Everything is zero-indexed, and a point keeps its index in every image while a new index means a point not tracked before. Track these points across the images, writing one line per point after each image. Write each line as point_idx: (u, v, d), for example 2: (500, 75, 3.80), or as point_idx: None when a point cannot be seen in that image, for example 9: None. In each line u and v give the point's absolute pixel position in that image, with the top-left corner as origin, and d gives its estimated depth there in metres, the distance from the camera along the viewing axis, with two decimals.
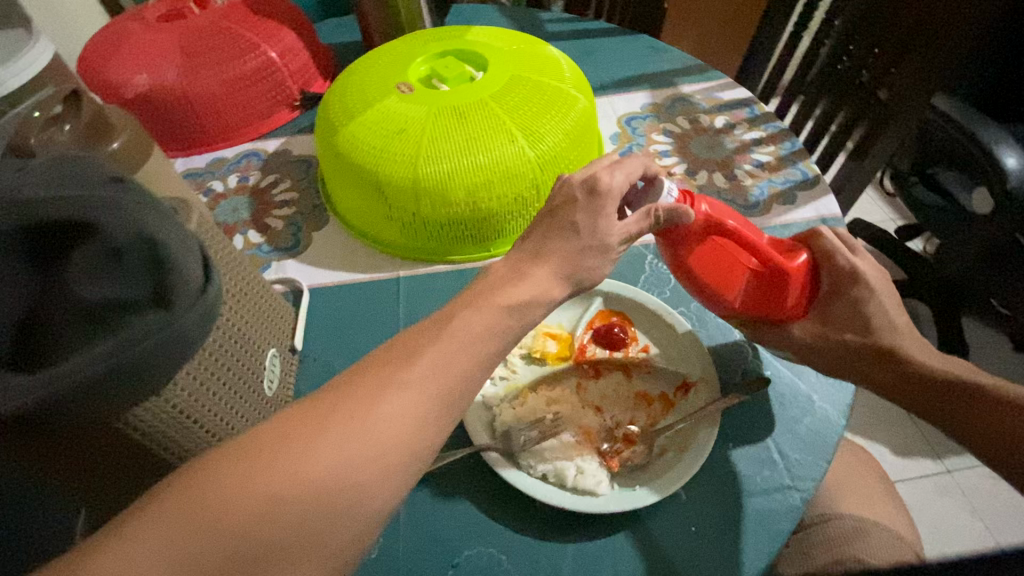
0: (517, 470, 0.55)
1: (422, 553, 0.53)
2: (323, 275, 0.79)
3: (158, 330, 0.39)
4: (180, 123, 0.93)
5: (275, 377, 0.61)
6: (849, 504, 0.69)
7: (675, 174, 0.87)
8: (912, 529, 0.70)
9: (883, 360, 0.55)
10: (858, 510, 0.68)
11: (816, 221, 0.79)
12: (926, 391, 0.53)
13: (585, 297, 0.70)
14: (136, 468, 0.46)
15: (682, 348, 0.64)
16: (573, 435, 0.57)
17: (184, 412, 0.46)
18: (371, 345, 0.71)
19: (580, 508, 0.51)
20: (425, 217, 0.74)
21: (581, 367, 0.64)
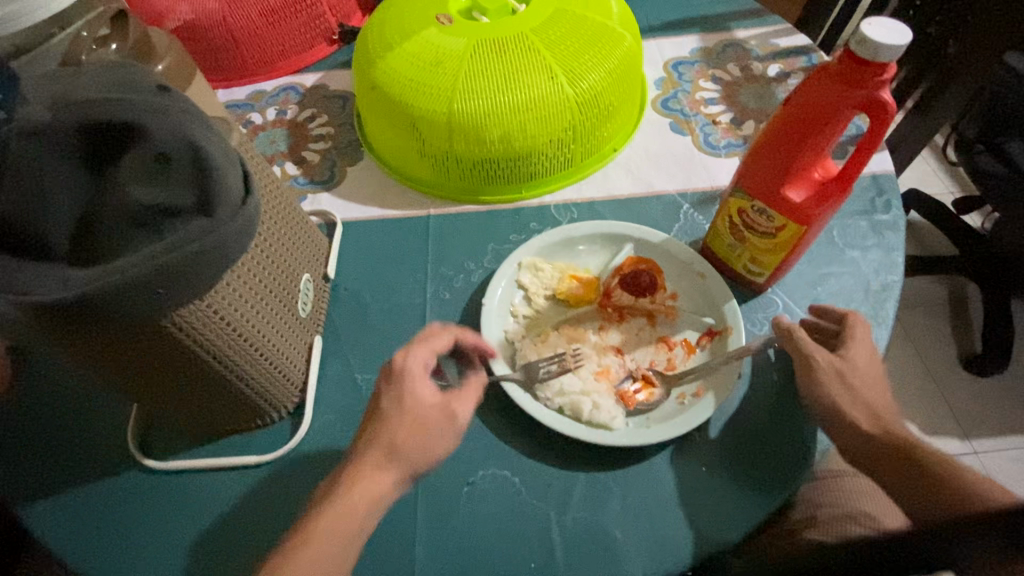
0: (534, 401, 0.56)
1: (440, 472, 0.56)
2: (355, 208, 0.79)
3: (201, 237, 0.41)
4: (221, 54, 0.93)
5: (308, 302, 0.64)
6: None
7: (719, 124, 0.83)
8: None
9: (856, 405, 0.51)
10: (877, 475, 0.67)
11: (867, 178, 0.75)
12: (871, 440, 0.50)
13: (614, 242, 0.69)
14: (181, 371, 0.50)
15: (710, 296, 0.63)
16: (592, 371, 0.59)
17: (225, 320, 0.49)
18: (399, 277, 0.72)
19: (594, 439, 0.53)
20: (457, 155, 0.74)
21: (605, 310, 0.65)
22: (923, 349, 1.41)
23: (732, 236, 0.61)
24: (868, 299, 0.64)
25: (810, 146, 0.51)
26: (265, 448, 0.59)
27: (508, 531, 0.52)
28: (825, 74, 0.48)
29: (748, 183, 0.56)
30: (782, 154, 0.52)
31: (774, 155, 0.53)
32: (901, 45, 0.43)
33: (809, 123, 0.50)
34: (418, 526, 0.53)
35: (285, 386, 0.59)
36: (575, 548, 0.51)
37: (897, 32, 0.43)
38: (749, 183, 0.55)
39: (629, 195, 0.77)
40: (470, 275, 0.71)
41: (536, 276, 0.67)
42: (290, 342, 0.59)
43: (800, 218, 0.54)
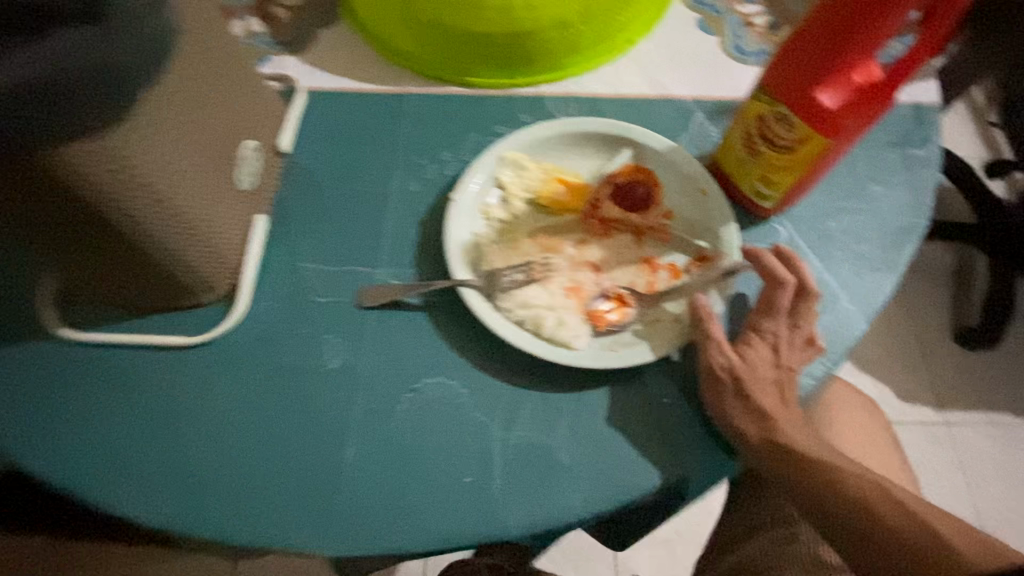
0: (493, 310, 0.50)
1: (381, 374, 0.51)
2: (322, 78, 0.69)
3: (84, 49, 0.33)
4: None
5: (252, 172, 0.56)
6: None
7: (754, 26, 0.71)
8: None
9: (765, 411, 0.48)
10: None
11: (909, 107, 0.65)
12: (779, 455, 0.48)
13: (611, 146, 0.60)
14: (85, 224, 0.43)
15: (709, 217, 0.56)
16: (563, 287, 0.53)
17: (134, 171, 0.41)
18: (362, 160, 0.62)
19: (551, 357, 0.48)
20: (444, 23, 0.62)
21: (589, 222, 0.56)
22: (918, 317, 1.36)
23: (743, 149, 0.53)
24: (882, 241, 0.57)
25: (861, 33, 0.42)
26: (194, 329, 0.54)
27: (446, 443, 0.48)
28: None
29: (773, 80, 0.47)
30: (822, 43, 0.44)
31: (811, 45, 0.44)
32: None
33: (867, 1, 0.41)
34: (351, 427, 0.49)
35: (218, 263, 0.52)
36: (517, 467, 0.47)
37: None
38: (775, 81, 0.47)
39: (637, 96, 0.66)
40: (443, 166, 0.62)
41: (517, 175, 0.58)
42: (224, 215, 0.52)
43: (827, 128, 0.46)
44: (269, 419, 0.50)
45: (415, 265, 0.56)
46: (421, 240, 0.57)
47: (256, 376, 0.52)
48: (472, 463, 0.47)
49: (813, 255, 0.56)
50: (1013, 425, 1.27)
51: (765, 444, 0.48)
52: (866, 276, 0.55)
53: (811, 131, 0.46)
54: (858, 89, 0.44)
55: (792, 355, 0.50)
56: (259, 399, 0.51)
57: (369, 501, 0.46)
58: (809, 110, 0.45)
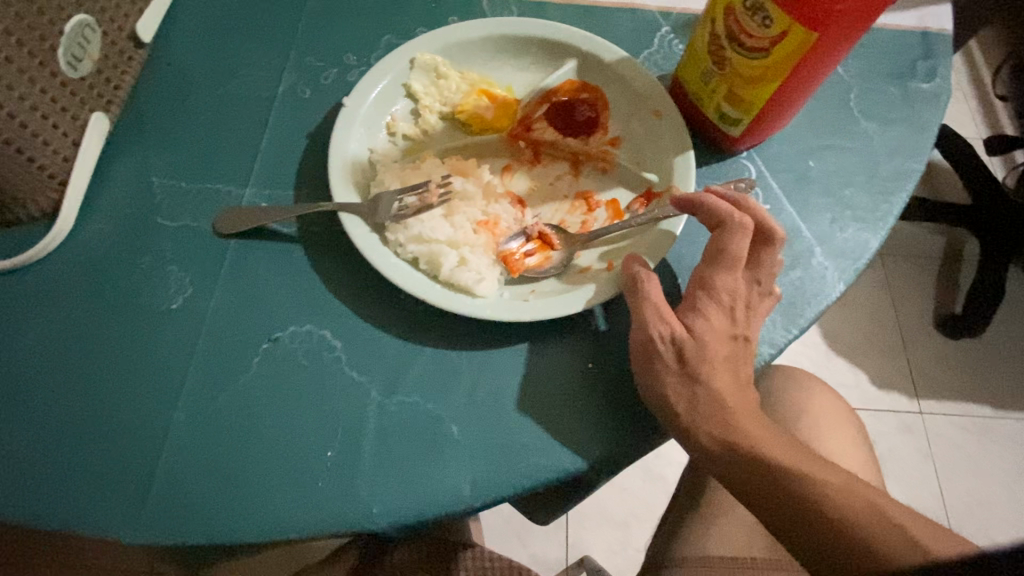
0: (377, 242, 0.39)
1: (236, 318, 0.40)
2: None
3: None
4: None
5: (83, 55, 0.43)
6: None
7: None
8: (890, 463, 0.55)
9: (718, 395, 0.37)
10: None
11: (915, 35, 0.54)
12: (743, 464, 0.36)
13: (553, 53, 0.48)
14: None
15: (662, 144, 0.45)
16: (472, 219, 0.43)
17: None
18: (245, 60, 0.50)
19: (441, 304, 0.38)
20: None
21: (516, 146, 0.47)
22: (901, 299, 1.28)
23: (708, 57, 0.42)
24: (872, 187, 0.47)
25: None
26: (3, 254, 0.42)
27: (308, 408, 0.38)
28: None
29: None
30: None
31: None
32: None
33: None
34: (189, 383, 0.39)
35: (29, 169, 0.40)
36: (394, 440, 0.37)
37: None
38: None
39: (593, 2, 0.54)
40: (346, 71, 0.50)
41: (432, 82, 0.47)
42: (32, 105, 0.39)
43: (812, 19, 0.35)
44: (82, 368, 0.39)
45: (295, 188, 0.45)
46: (306, 158, 0.46)
47: (73, 316, 0.40)
48: (336, 434, 0.37)
49: (787, 201, 0.46)
50: (991, 417, 1.20)
51: (719, 444, 0.36)
52: (848, 229, 0.45)
53: (789, 26, 0.35)
54: None
55: (755, 323, 0.39)
56: (74, 345, 0.40)
57: (198, 477, 0.36)
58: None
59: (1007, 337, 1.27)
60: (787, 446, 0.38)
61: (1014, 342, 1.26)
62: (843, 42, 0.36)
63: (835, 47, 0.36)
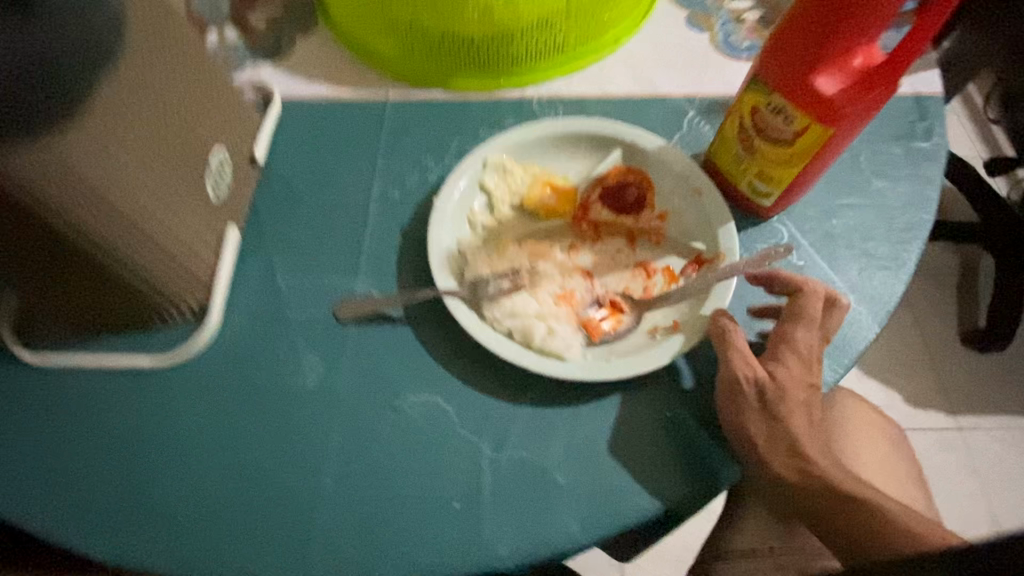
0: (480, 322, 0.47)
1: (362, 390, 0.48)
2: (301, 86, 0.67)
3: None
4: None
5: (224, 183, 0.53)
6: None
7: (744, 22, 0.69)
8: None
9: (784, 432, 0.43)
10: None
11: (910, 99, 0.62)
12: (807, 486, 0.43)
13: (601, 145, 0.57)
14: (39, 239, 0.40)
15: (704, 217, 0.53)
16: (551, 294, 0.50)
17: (90, 183, 0.39)
18: (343, 170, 0.60)
19: (541, 371, 0.45)
20: (422, 25, 0.60)
21: (579, 226, 0.54)
22: (925, 318, 1.32)
23: (739, 145, 0.50)
24: (890, 237, 0.54)
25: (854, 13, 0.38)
26: (164, 350, 0.51)
27: (432, 466, 0.45)
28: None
29: (764, 70, 0.44)
30: (816, 26, 0.40)
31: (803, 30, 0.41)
32: None
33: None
34: (328, 450, 0.46)
35: (189, 279, 0.49)
36: (509, 490, 0.44)
37: None
38: (765, 71, 0.44)
39: (626, 96, 0.64)
40: (426, 172, 0.60)
41: (502, 178, 0.55)
42: (194, 228, 0.49)
43: (827, 117, 0.43)
44: (241, 443, 0.47)
45: (397, 276, 0.54)
46: (404, 249, 0.55)
47: (227, 398, 0.49)
48: (459, 488, 0.44)
49: (819, 256, 0.53)
50: None
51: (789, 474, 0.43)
52: (875, 276, 0.52)
53: (807, 122, 0.44)
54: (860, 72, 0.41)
55: (807, 367, 0.45)
56: (230, 423, 0.47)
57: (346, 531, 0.43)
58: (803, 100, 0.43)
59: None
60: (843, 472, 0.45)
61: None
62: (852, 130, 0.44)
63: (846, 134, 0.44)
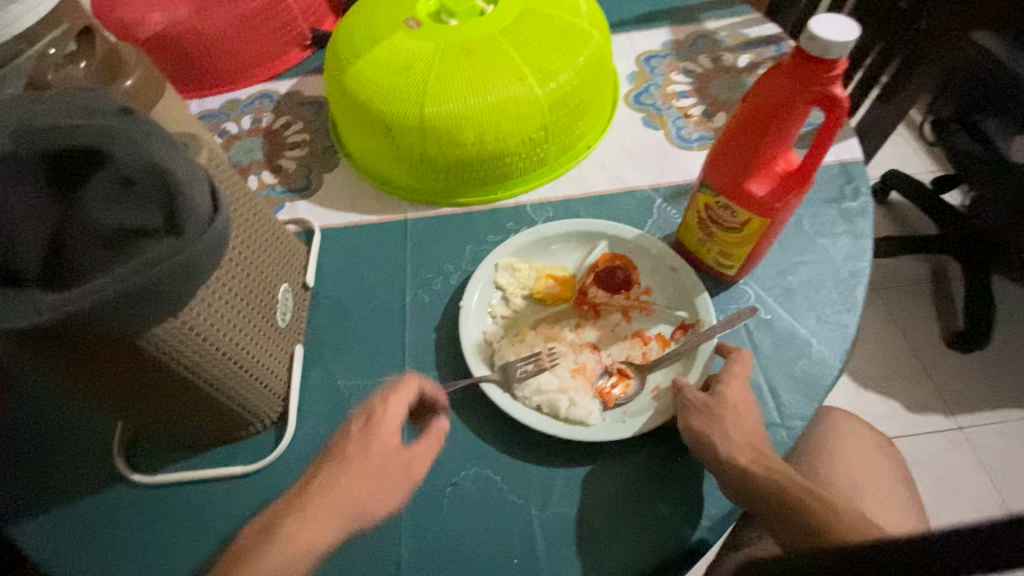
0: (514, 401, 0.57)
1: (423, 471, 0.57)
2: (333, 216, 0.80)
3: (171, 257, 0.41)
4: (193, 64, 0.92)
5: (287, 311, 0.64)
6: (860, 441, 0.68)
7: (691, 117, 0.84)
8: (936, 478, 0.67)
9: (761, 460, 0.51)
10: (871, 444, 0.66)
11: (836, 166, 0.76)
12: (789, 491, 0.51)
13: (589, 239, 0.69)
14: (161, 386, 0.50)
15: (681, 290, 0.65)
16: (569, 369, 0.60)
17: (204, 337, 0.49)
18: (380, 283, 0.73)
19: (571, 437, 0.55)
20: (431, 158, 0.74)
21: (581, 308, 0.66)
22: (908, 328, 1.43)
23: (701, 231, 0.63)
24: (838, 285, 0.66)
25: (768, 140, 0.52)
26: (252, 458, 0.60)
27: (491, 529, 0.54)
28: (780, 70, 0.49)
29: (711, 180, 0.57)
30: (744, 148, 0.53)
31: (735, 151, 0.54)
32: (850, 40, 0.44)
33: (767, 118, 0.51)
34: (401, 528, 0.54)
35: (268, 395, 0.60)
36: (558, 542, 0.52)
37: (845, 28, 0.44)
38: (712, 180, 0.57)
39: (603, 191, 0.78)
40: (448, 277, 0.72)
41: (512, 276, 0.67)
42: (270, 353, 0.60)
43: (764, 211, 0.55)
44: None
45: (438, 369, 0.64)
46: (440, 345, 0.66)
47: None
48: (516, 544, 0.53)
49: (781, 308, 0.65)
50: None
51: None
52: (830, 319, 0.64)
53: (750, 215, 0.56)
54: (782, 177, 0.54)
55: None
56: None
57: None
58: (743, 200, 0.55)
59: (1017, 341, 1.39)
60: None
61: None
62: (786, 216, 0.57)
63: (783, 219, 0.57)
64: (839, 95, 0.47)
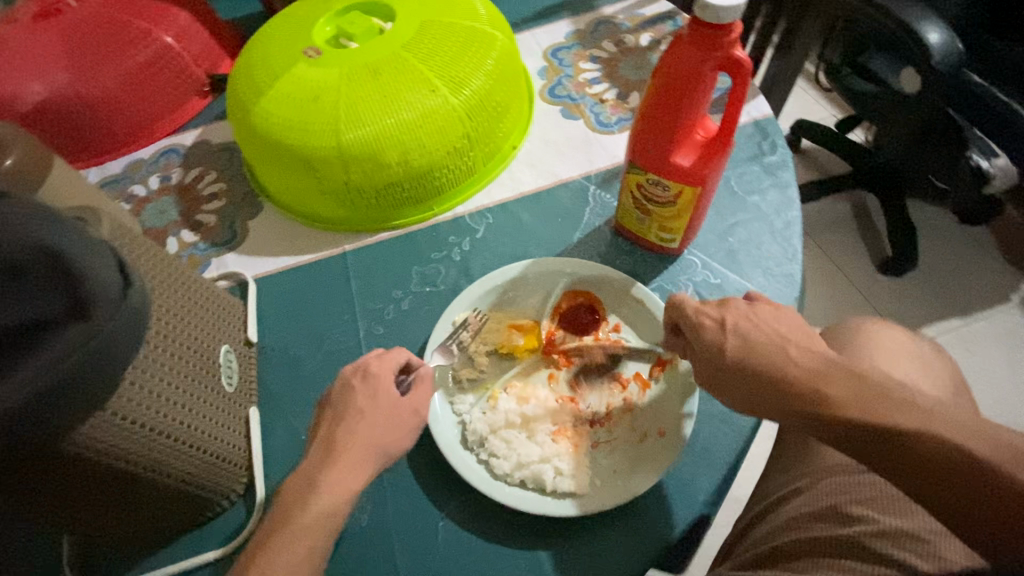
0: (495, 482, 0.53)
1: (411, 509, 0.55)
2: (266, 262, 0.76)
3: (82, 345, 0.38)
4: (81, 130, 0.85)
5: (234, 373, 0.60)
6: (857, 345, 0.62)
7: (607, 101, 0.85)
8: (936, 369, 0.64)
9: (774, 404, 0.45)
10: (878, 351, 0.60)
11: (750, 125, 0.79)
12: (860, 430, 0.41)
13: (547, 281, 0.66)
14: (105, 485, 0.46)
15: (651, 324, 0.63)
16: (549, 433, 0.56)
17: (142, 423, 0.45)
18: (330, 324, 0.70)
19: (563, 513, 0.51)
20: (358, 186, 0.71)
21: (551, 357, 0.62)
22: (844, 264, 1.51)
23: (638, 211, 0.64)
24: (775, 238, 0.69)
25: (684, 111, 0.53)
26: (224, 539, 0.56)
27: (493, 550, 0.53)
28: (681, 43, 0.50)
29: (638, 159, 0.58)
30: (662, 122, 0.54)
31: (654, 127, 0.55)
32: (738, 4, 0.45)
33: (678, 90, 0.52)
34: (401, 572, 0.52)
35: (230, 467, 0.56)
36: (565, 552, 0.52)
37: None
38: (639, 159, 0.57)
39: (537, 188, 0.77)
40: (399, 303, 0.70)
41: (473, 332, 0.63)
42: (224, 423, 0.56)
43: (694, 181, 0.56)
44: None
45: None
46: None
47: None
48: (520, 565, 0.52)
49: (729, 270, 0.67)
50: (961, 326, 1.40)
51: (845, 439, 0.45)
52: (775, 272, 0.66)
53: (682, 186, 0.57)
54: (705, 144, 0.55)
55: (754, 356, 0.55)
56: None
57: None
58: (673, 172, 0.56)
59: (940, 257, 1.49)
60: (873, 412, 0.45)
61: (947, 259, 1.49)
62: (716, 180, 0.58)
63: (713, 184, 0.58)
64: (741, 55, 0.48)
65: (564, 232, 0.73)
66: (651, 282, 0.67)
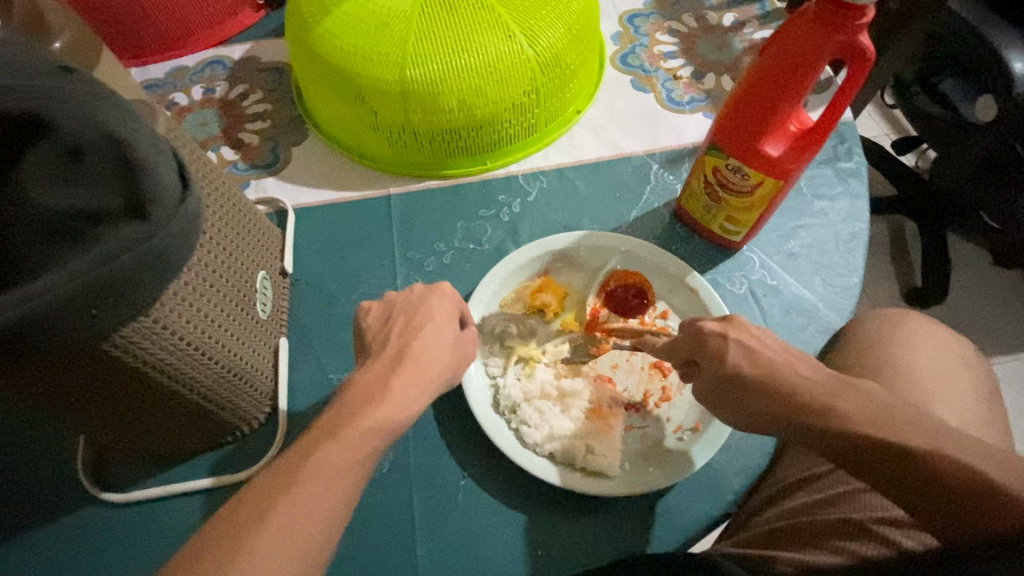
0: (524, 450, 0.52)
1: (431, 466, 0.54)
2: (307, 193, 0.73)
3: (138, 244, 0.35)
4: (129, 26, 0.81)
5: (267, 301, 0.58)
6: (893, 359, 0.56)
7: (680, 79, 0.80)
8: (993, 401, 0.57)
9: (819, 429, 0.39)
10: (919, 379, 0.54)
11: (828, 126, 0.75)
12: (905, 445, 0.36)
13: (599, 256, 0.64)
14: (132, 393, 0.44)
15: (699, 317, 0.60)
16: (583, 410, 0.55)
17: (178, 335, 0.43)
18: (367, 266, 0.68)
19: (590, 491, 0.49)
20: (414, 127, 0.68)
21: (594, 334, 0.60)
22: (872, 286, 1.45)
23: (707, 196, 0.61)
24: (838, 247, 0.66)
25: (787, 96, 0.49)
26: (238, 466, 0.56)
27: (509, 519, 0.52)
28: (804, 20, 0.46)
29: (724, 139, 0.54)
30: (760, 104, 0.51)
31: (751, 107, 0.51)
32: None
33: (787, 72, 0.48)
34: (413, 525, 0.52)
35: (254, 396, 0.54)
36: (584, 535, 0.51)
37: None
38: (725, 139, 0.54)
39: (596, 159, 0.74)
40: (441, 256, 0.68)
41: (516, 296, 0.61)
42: (253, 349, 0.54)
43: (778, 173, 0.53)
44: None
45: None
46: None
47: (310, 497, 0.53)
48: (537, 539, 0.51)
49: (786, 272, 0.64)
50: None
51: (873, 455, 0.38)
52: (833, 282, 0.64)
53: (763, 175, 0.54)
54: (801, 134, 0.51)
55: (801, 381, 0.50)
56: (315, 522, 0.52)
57: None
58: (756, 159, 0.53)
59: (977, 293, 1.41)
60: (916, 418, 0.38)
61: (985, 298, 1.41)
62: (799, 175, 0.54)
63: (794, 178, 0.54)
64: (866, 45, 0.45)
65: (620, 208, 0.70)
66: (705, 273, 0.65)
